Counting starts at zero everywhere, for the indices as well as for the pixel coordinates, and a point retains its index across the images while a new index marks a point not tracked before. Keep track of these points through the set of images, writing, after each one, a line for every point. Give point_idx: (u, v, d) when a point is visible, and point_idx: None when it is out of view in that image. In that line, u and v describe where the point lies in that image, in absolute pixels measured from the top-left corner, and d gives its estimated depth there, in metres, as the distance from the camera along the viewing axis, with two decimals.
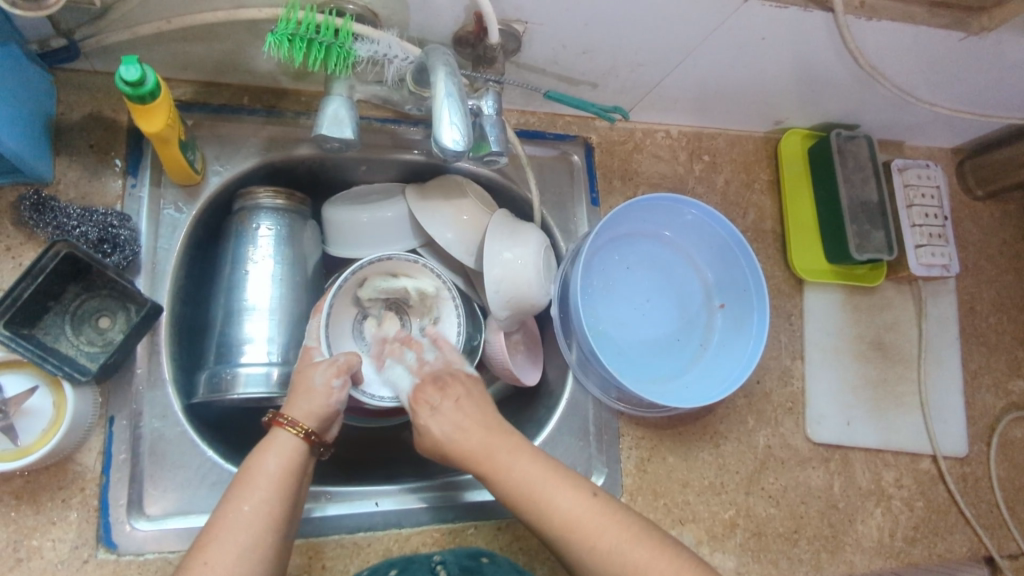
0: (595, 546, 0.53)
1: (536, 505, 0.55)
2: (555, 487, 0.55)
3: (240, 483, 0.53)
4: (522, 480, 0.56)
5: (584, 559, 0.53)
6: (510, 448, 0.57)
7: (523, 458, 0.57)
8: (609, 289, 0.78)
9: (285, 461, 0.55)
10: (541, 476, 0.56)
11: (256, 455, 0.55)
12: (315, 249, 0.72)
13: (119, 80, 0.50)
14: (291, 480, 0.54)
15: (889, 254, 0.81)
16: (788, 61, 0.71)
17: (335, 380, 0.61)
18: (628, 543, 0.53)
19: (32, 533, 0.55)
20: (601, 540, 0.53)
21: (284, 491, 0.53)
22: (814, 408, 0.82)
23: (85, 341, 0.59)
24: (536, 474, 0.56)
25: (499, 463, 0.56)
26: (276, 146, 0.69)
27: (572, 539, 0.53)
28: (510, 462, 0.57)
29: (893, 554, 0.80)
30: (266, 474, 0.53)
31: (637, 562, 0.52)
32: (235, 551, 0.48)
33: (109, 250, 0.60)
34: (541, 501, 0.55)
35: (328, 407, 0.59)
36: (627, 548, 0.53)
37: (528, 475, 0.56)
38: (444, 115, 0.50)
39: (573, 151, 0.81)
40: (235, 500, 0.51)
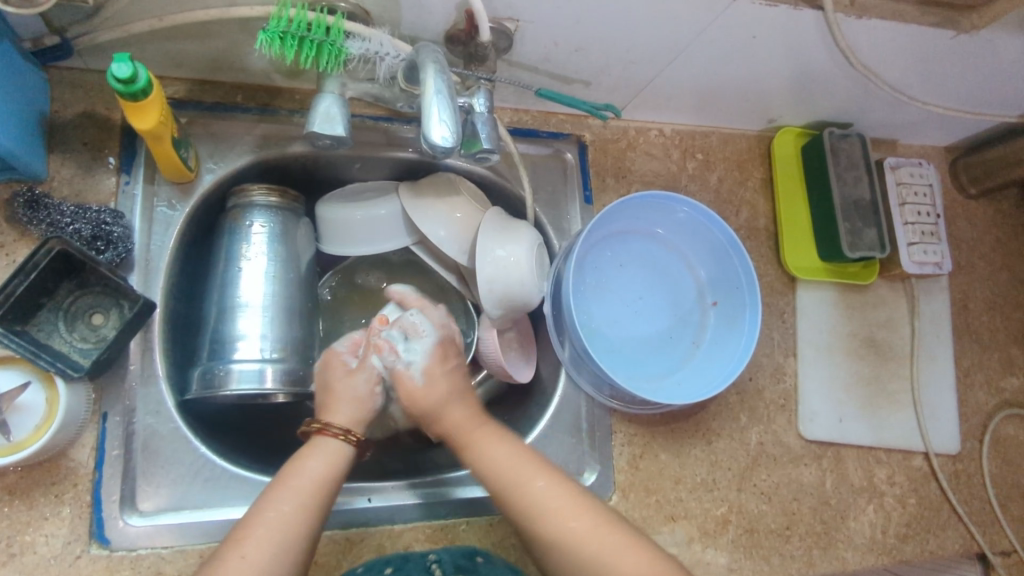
0: (566, 525, 0.55)
1: (518, 491, 0.58)
2: (528, 469, 0.59)
3: (281, 481, 0.55)
4: (503, 465, 0.60)
5: (552, 541, 0.56)
6: (484, 430, 0.63)
7: (500, 440, 0.61)
8: (602, 287, 0.78)
9: (329, 465, 0.57)
10: (512, 464, 0.59)
11: (301, 457, 0.58)
12: (308, 246, 0.72)
13: (110, 77, 0.50)
14: (333, 484, 0.57)
15: (881, 251, 0.81)
16: (780, 59, 0.71)
17: (376, 388, 0.64)
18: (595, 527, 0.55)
19: (25, 528, 0.55)
20: (572, 522, 0.55)
21: (325, 494, 0.55)
22: (806, 405, 0.82)
23: (78, 338, 0.59)
24: (506, 461, 0.60)
25: (474, 450, 0.61)
26: (270, 144, 0.69)
27: (546, 519, 0.56)
28: (489, 450, 0.61)
29: (885, 550, 0.81)
30: (307, 476, 0.55)
31: (610, 546, 0.54)
32: (276, 544, 0.51)
33: (102, 247, 0.61)
34: (514, 481, 0.58)
35: (368, 411, 0.64)
36: (593, 532, 0.55)
37: (497, 463, 0.60)
38: (433, 112, 0.51)
39: (566, 149, 0.81)
40: (275, 493, 0.54)
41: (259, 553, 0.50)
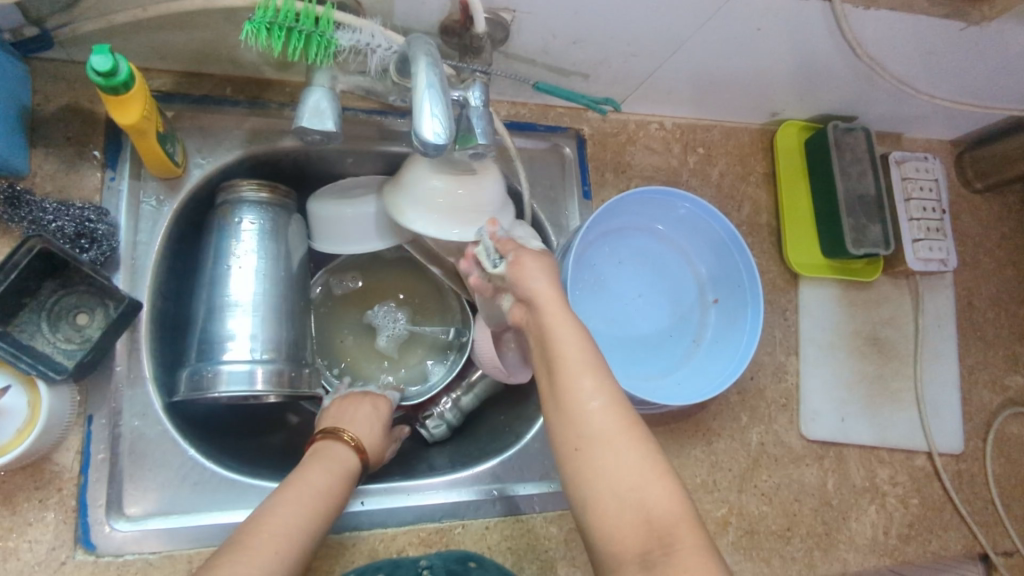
0: (615, 437, 0.49)
1: (563, 379, 0.51)
2: (584, 373, 0.51)
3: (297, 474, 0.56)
4: (560, 344, 0.52)
5: (596, 440, 0.49)
6: (562, 312, 0.54)
7: (566, 319, 0.53)
8: (600, 285, 0.76)
9: (338, 471, 0.58)
10: (586, 354, 0.52)
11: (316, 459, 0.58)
12: (300, 244, 0.70)
13: (89, 70, 0.48)
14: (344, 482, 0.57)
15: (886, 248, 0.79)
16: (785, 50, 0.69)
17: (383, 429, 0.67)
18: (627, 454, 0.49)
19: (8, 534, 0.54)
20: (620, 432, 0.49)
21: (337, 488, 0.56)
22: (808, 405, 0.80)
23: (62, 339, 0.57)
24: (577, 352, 0.52)
25: (547, 333, 0.53)
26: (259, 138, 0.68)
27: (595, 420, 0.50)
28: (560, 338, 0.53)
29: (887, 551, 0.79)
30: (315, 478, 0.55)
31: (651, 468, 0.48)
32: (296, 522, 0.50)
33: (87, 245, 0.59)
34: (563, 374, 0.51)
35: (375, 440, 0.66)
36: (623, 458, 0.48)
37: (566, 348, 0.52)
38: (425, 106, 0.48)
39: (564, 143, 0.79)
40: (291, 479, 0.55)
41: (279, 529, 0.49)
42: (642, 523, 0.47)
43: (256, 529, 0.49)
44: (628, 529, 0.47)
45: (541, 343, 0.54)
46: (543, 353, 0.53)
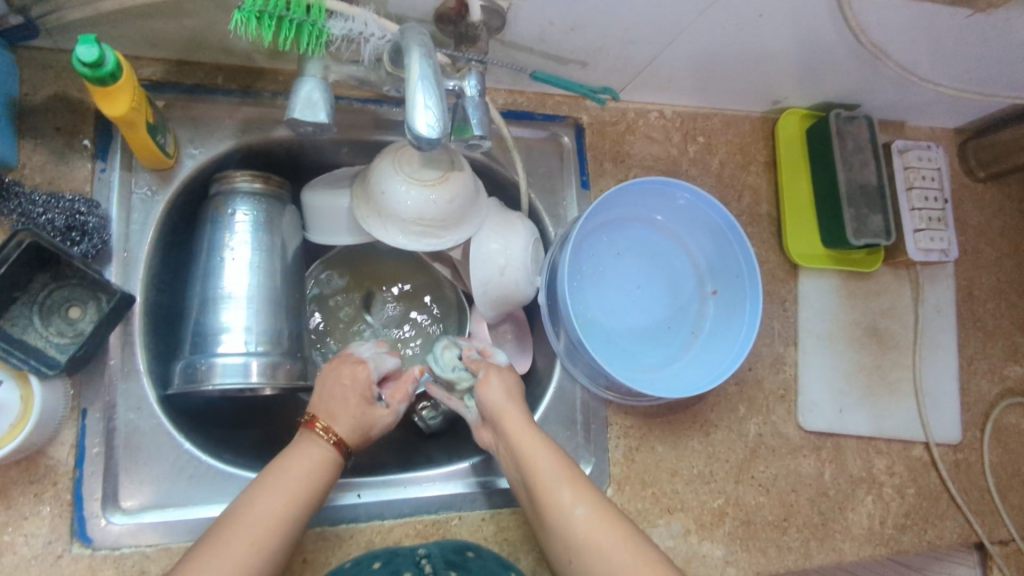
0: (598, 540, 0.55)
1: (542, 493, 0.58)
2: (559, 486, 0.57)
3: (273, 480, 0.54)
4: (532, 463, 0.59)
5: (583, 548, 0.55)
6: (529, 433, 0.60)
7: (531, 436, 0.60)
8: (598, 276, 0.76)
9: (318, 473, 0.56)
10: (553, 471, 0.58)
11: (296, 464, 0.56)
12: (295, 235, 0.69)
13: (76, 61, 0.47)
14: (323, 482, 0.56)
15: (887, 239, 0.79)
16: (787, 37, 0.68)
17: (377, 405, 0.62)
18: (615, 548, 0.54)
19: (4, 528, 0.54)
20: (604, 534, 0.55)
21: (310, 497, 0.55)
22: (806, 395, 0.80)
23: (55, 332, 0.57)
24: (549, 467, 0.58)
25: (517, 450, 0.60)
26: (252, 128, 0.67)
27: (578, 528, 0.56)
28: (530, 455, 0.59)
29: (883, 541, 0.80)
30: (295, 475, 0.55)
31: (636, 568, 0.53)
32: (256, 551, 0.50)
33: (78, 238, 0.58)
34: (541, 490, 0.58)
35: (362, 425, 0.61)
36: (613, 554, 0.54)
37: (537, 464, 0.59)
38: (419, 98, 0.47)
39: (562, 133, 0.78)
40: (265, 488, 0.54)
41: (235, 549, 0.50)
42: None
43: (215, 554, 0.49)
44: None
45: (513, 459, 0.60)
46: (520, 470, 0.60)
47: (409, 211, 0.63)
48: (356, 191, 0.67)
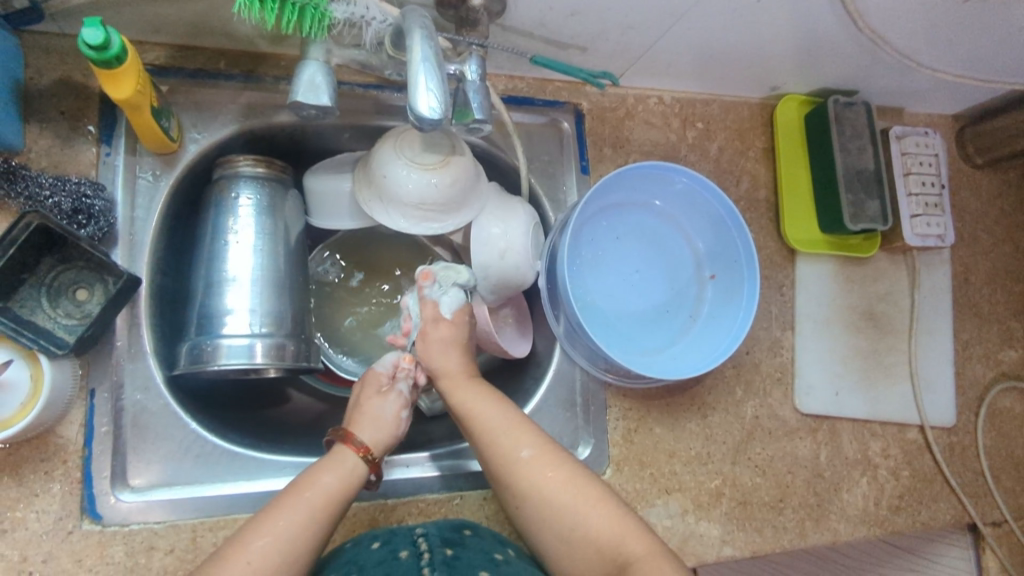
0: (545, 478, 0.58)
1: (484, 440, 0.61)
2: (502, 430, 0.60)
3: (290, 492, 0.55)
4: (474, 415, 0.62)
5: (530, 489, 0.58)
6: (462, 383, 0.65)
7: (472, 390, 0.64)
8: (597, 261, 0.77)
9: (342, 481, 0.57)
10: (497, 417, 0.62)
11: (319, 469, 0.57)
12: (297, 220, 0.70)
13: (82, 43, 0.48)
14: (349, 491, 0.57)
15: (884, 224, 0.79)
16: (786, 21, 0.68)
17: (403, 412, 0.64)
18: (559, 484, 0.58)
19: (16, 505, 0.55)
20: (548, 473, 0.58)
21: (334, 507, 0.55)
22: (803, 378, 0.81)
23: (62, 314, 0.58)
24: (490, 415, 0.62)
25: (459, 402, 0.63)
26: (255, 113, 0.67)
27: (525, 470, 0.59)
28: (472, 407, 0.63)
29: (877, 521, 0.81)
30: (323, 489, 0.55)
31: (584, 502, 0.57)
32: (278, 558, 0.51)
33: (84, 221, 0.59)
34: (486, 438, 0.61)
35: (394, 436, 0.63)
36: (557, 490, 0.58)
37: (477, 415, 0.62)
38: (421, 80, 0.48)
39: (563, 118, 0.79)
40: (284, 499, 0.54)
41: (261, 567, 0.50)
42: (593, 548, 0.56)
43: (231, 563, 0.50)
44: (584, 556, 0.56)
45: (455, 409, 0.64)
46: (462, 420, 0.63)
47: (409, 193, 0.64)
48: (359, 176, 0.67)
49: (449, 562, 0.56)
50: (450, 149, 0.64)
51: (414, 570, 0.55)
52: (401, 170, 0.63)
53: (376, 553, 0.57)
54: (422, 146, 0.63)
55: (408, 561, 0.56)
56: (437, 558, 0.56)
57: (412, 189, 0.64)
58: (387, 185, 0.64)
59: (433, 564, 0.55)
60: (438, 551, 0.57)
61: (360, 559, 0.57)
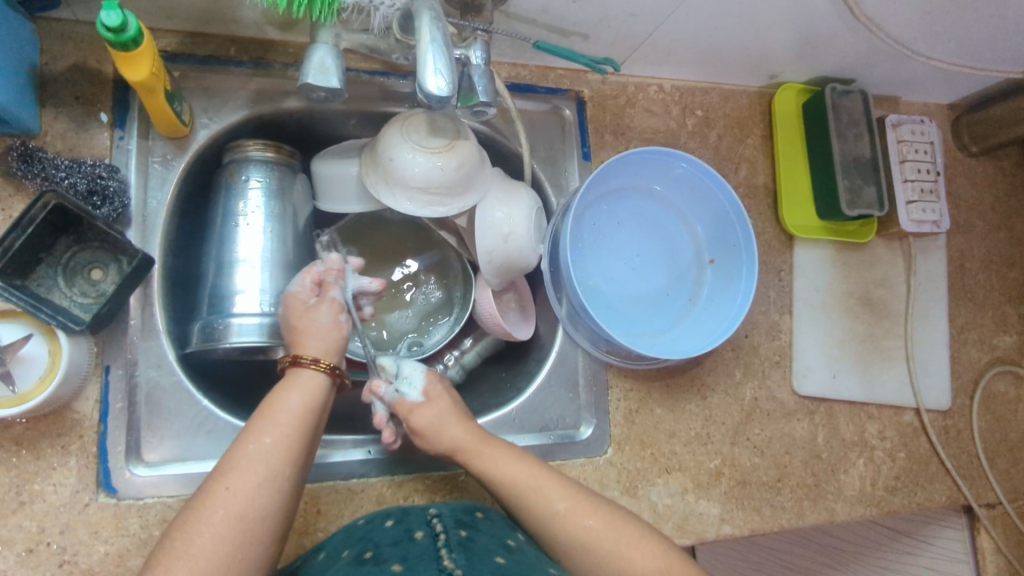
0: (586, 530, 0.59)
1: (523, 496, 0.61)
2: (535, 484, 0.61)
3: (258, 417, 0.55)
4: (503, 477, 0.62)
5: (576, 539, 0.58)
6: (486, 445, 0.64)
7: (499, 453, 0.63)
8: (599, 245, 0.78)
9: (306, 396, 0.58)
10: (528, 476, 0.62)
11: (277, 393, 0.58)
12: (305, 204, 0.71)
13: (99, 26, 0.49)
14: (314, 406, 0.58)
15: (880, 210, 0.81)
16: (783, 9, 0.70)
17: (341, 316, 0.64)
18: (605, 524, 0.59)
19: (33, 477, 0.57)
20: (589, 519, 0.59)
21: (304, 423, 0.56)
22: (801, 361, 0.83)
23: (78, 293, 0.59)
24: (520, 472, 0.62)
25: (487, 464, 0.63)
26: (264, 98, 0.69)
27: (562, 523, 0.59)
28: (501, 466, 0.62)
29: (873, 501, 0.83)
30: (289, 410, 0.56)
31: (630, 541, 0.58)
32: (258, 480, 0.51)
33: (99, 202, 0.60)
34: (522, 495, 0.61)
35: (338, 338, 0.63)
36: (605, 530, 0.59)
37: (507, 475, 0.62)
38: (429, 61, 0.49)
39: (564, 105, 0.80)
40: (252, 423, 0.55)
41: (235, 491, 0.50)
42: None
43: (212, 493, 0.50)
44: None
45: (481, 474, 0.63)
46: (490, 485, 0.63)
47: (414, 173, 0.65)
48: (365, 159, 0.69)
49: (464, 544, 0.56)
50: (451, 131, 0.66)
51: (430, 550, 0.55)
52: (405, 151, 0.65)
53: (390, 532, 0.58)
54: (425, 125, 0.65)
55: (424, 542, 0.56)
56: (453, 539, 0.56)
57: (418, 168, 0.65)
58: (392, 168, 0.65)
59: (450, 544, 0.55)
60: (452, 530, 0.58)
61: (374, 538, 0.58)
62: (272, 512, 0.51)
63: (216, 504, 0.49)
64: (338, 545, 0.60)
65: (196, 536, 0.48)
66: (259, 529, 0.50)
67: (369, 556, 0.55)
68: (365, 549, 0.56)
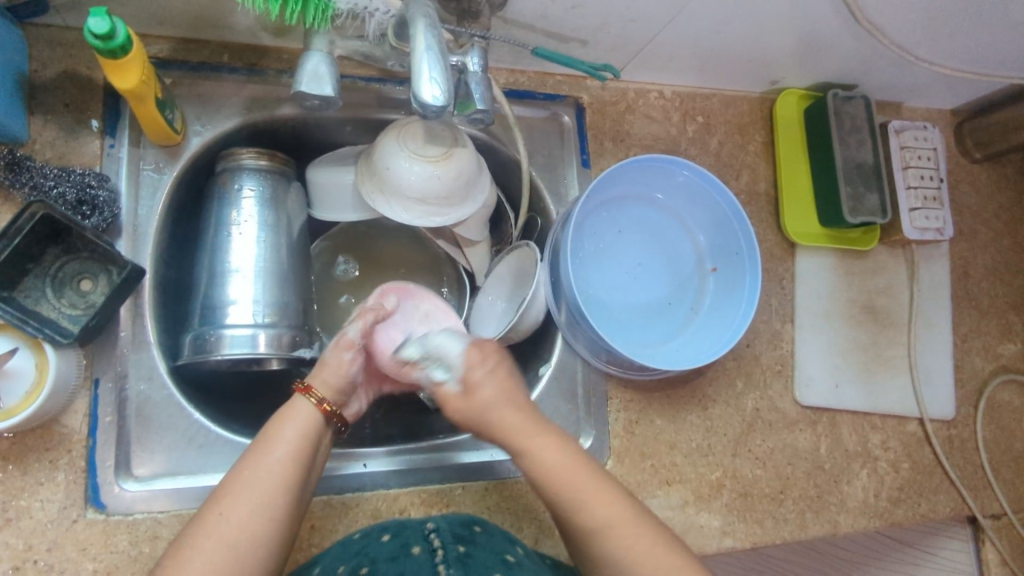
0: (631, 551, 0.53)
1: (574, 503, 0.55)
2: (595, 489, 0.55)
3: (257, 447, 0.54)
4: (564, 475, 0.55)
5: (617, 559, 0.54)
6: (540, 433, 0.57)
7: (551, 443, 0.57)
8: (600, 254, 0.77)
9: (304, 434, 0.55)
10: (589, 481, 0.55)
11: (276, 424, 0.56)
12: (300, 213, 0.70)
13: (87, 33, 0.48)
14: (304, 456, 0.54)
15: (883, 217, 0.80)
16: (785, 14, 0.69)
17: (347, 354, 0.61)
18: (650, 550, 0.54)
19: (20, 493, 0.55)
20: (639, 539, 0.54)
21: (292, 476, 0.53)
22: (803, 371, 0.82)
23: (67, 304, 0.58)
24: (583, 474, 0.56)
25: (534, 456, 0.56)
26: (257, 105, 0.68)
27: (606, 539, 0.54)
28: (561, 454, 0.56)
29: (877, 513, 0.81)
30: (285, 440, 0.54)
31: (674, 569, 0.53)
32: (254, 508, 0.50)
33: (88, 212, 0.59)
34: (574, 500, 0.55)
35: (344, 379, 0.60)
36: (650, 556, 0.53)
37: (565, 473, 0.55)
38: (424, 69, 0.48)
39: (563, 112, 0.79)
40: (238, 473, 0.52)
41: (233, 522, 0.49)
42: None
43: (204, 534, 0.48)
44: None
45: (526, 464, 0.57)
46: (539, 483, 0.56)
47: (409, 181, 0.64)
48: (361, 167, 0.68)
49: (462, 559, 0.55)
50: (449, 139, 0.65)
51: (427, 567, 0.54)
52: (402, 157, 0.64)
53: (387, 548, 0.57)
54: (425, 133, 0.64)
55: (421, 557, 0.55)
56: (450, 555, 0.55)
57: (412, 175, 0.64)
58: (388, 175, 0.64)
59: (447, 560, 0.54)
60: (450, 546, 0.56)
61: (370, 552, 0.57)
62: (269, 540, 0.50)
63: (214, 533, 0.48)
64: (332, 561, 0.58)
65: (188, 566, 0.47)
66: (253, 556, 0.49)
67: (364, 572, 0.54)
68: (361, 564, 0.55)
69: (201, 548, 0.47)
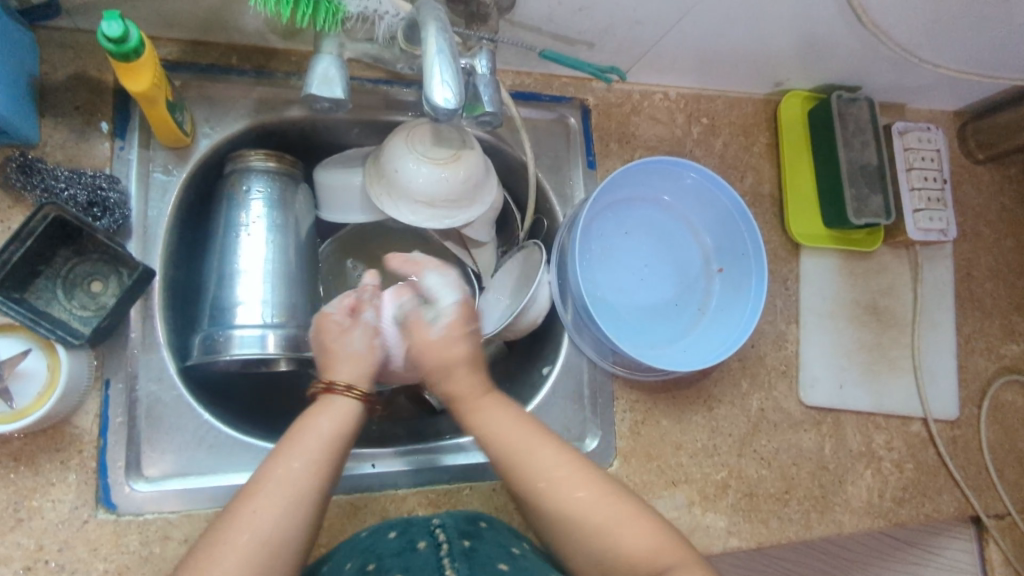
0: (567, 506, 0.56)
1: (518, 458, 0.58)
2: (533, 440, 0.59)
3: (289, 440, 0.55)
4: (505, 438, 0.59)
5: (567, 511, 0.56)
6: (483, 405, 0.60)
7: (498, 412, 0.60)
8: (607, 255, 0.77)
9: (338, 427, 0.56)
10: (523, 438, 0.59)
11: (309, 416, 0.57)
12: (307, 214, 0.70)
13: (100, 36, 0.49)
14: (337, 451, 0.55)
15: (887, 219, 0.80)
16: (789, 16, 0.69)
17: (375, 341, 0.61)
18: (596, 496, 0.56)
19: (32, 494, 0.56)
20: (582, 486, 0.57)
21: (325, 473, 0.54)
22: (807, 371, 0.82)
23: (77, 306, 0.59)
24: (515, 429, 0.59)
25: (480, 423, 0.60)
26: (266, 107, 0.68)
27: (549, 494, 0.56)
28: (497, 417, 0.60)
29: (882, 513, 0.82)
30: (319, 434, 0.55)
31: (620, 515, 0.56)
32: (287, 501, 0.51)
33: (99, 214, 0.59)
34: (517, 454, 0.58)
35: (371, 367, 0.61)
36: (594, 502, 0.56)
37: (502, 430, 0.59)
38: (435, 72, 0.49)
39: (569, 114, 0.80)
40: (270, 466, 0.53)
41: (264, 515, 0.50)
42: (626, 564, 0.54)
43: (238, 525, 0.49)
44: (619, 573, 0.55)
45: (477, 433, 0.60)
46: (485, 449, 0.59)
47: (415, 180, 0.64)
48: (369, 170, 0.68)
49: (467, 553, 0.55)
50: (455, 139, 0.65)
51: (433, 561, 0.54)
52: (408, 157, 0.64)
53: (393, 544, 0.57)
54: (429, 134, 0.65)
55: (426, 552, 0.55)
56: (456, 549, 0.56)
57: (419, 174, 0.64)
58: (395, 173, 0.65)
59: (453, 554, 0.55)
60: (456, 541, 0.57)
61: (377, 549, 0.57)
62: (299, 536, 0.51)
63: (248, 528, 0.49)
64: (342, 555, 0.59)
65: (222, 558, 0.48)
66: (282, 552, 0.49)
67: (372, 568, 0.54)
68: (369, 560, 0.56)
69: (234, 543, 0.48)
